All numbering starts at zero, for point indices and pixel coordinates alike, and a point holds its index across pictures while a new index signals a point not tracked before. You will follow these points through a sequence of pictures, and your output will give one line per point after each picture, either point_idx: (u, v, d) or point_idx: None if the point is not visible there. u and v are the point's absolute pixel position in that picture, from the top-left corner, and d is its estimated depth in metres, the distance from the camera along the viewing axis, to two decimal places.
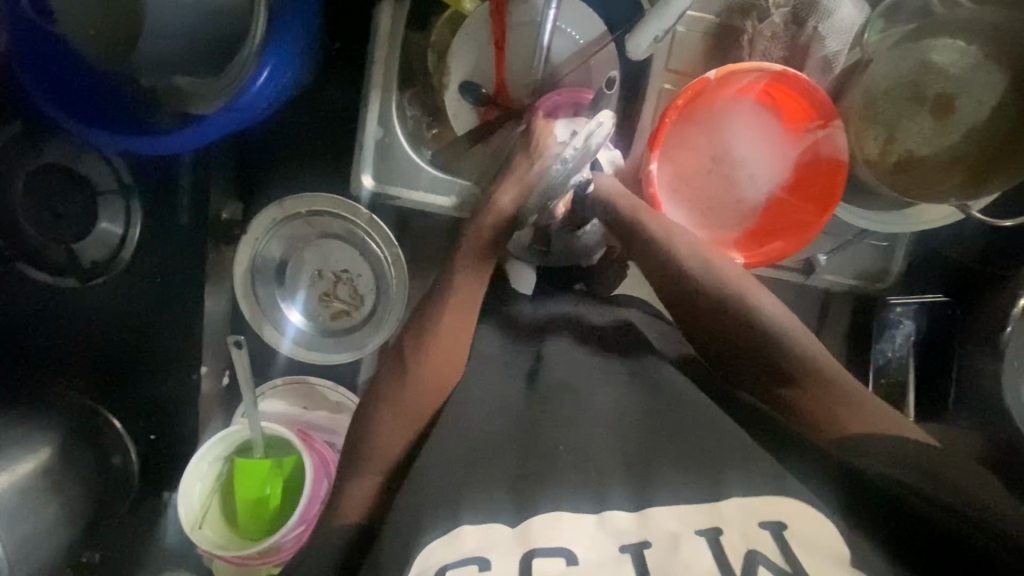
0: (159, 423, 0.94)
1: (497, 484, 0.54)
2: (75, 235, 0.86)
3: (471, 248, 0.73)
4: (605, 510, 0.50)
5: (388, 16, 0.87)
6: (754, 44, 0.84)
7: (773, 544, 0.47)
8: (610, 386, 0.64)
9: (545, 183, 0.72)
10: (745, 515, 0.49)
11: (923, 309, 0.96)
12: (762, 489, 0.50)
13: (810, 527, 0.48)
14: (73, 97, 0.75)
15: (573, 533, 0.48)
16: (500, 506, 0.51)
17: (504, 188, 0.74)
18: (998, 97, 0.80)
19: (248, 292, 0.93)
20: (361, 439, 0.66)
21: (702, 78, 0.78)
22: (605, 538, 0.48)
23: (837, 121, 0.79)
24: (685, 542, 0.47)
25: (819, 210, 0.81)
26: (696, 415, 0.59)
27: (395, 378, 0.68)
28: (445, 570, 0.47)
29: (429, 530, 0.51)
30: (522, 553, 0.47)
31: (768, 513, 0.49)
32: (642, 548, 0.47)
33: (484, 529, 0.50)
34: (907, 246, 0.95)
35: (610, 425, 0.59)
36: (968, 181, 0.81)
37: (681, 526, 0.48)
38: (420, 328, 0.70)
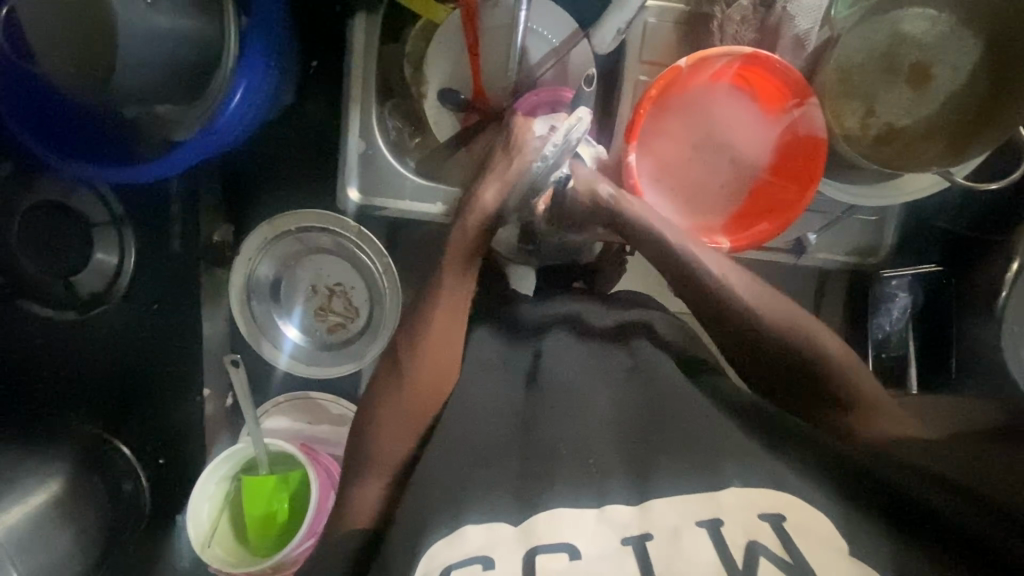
0: (168, 446, 0.96)
1: (501, 483, 0.54)
2: (71, 268, 0.87)
3: (453, 249, 0.70)
4: (607, 503, 0.50)
5: (362, 31, 0.89)
6: (724, 29, 0.84)
7: (774, 538, 0.47)
8: (608, 385, 0.63)
9: (527, 184, 0.70)
10: (746, 506, 0.48)
11: (917, 281, 0.95)
12: (763, 483, 0.50)
13: (810, 520, 0.48)
14: (59, 133, 0.76)
15: (574, 529, 0.48)
16: (504, 504, 0.52)
17: (484, 191, 0.70)
18: (974, 63, 0.80)
19: (243, 311, 0.94)
20: (360, 448, 0.66)
21: (674, 66, 0.78)
22: (607, 530, 0.48)
23: (813, 98, 0.79)
24: (685, 535, 0.47)
25: (804, 186, 0.81)
26: (697, 410, 0.59)
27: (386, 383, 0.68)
28: (450, 568, 0.47)
29: (433, 532, 0.51)
30: (525, 550, 0.48)
31: (768, 506, 0.48)
32: (644, 541, 0.47)
33: (487, 528, 0.50)
34: (897, 218, 0.94)
35: (609, 421, 0.59)
36: (950, 147, 0.81)
37: (682, 519, 0.48)
38: (410, 333, 0.69)
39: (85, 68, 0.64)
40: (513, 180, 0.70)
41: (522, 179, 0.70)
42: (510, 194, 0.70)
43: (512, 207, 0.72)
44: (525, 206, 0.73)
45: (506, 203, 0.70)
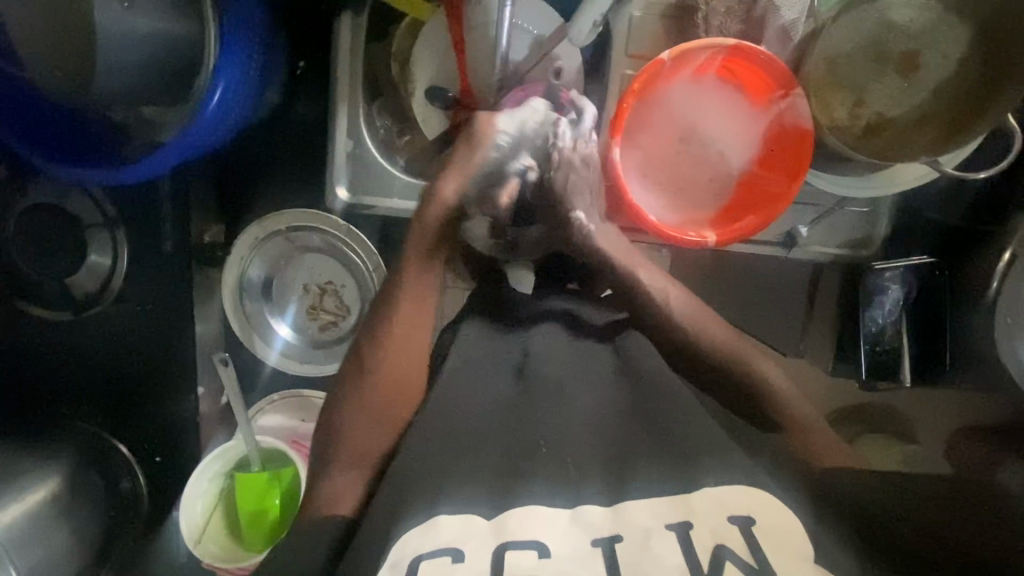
0: (163, 445, 0.98)
1: (478, 480, 0.53)
2: (66, 269, 0.88)
3: (418, 241, 0.72)
4: (581, 504, 0.50)
5: (348, 30, 0.89)
6: (709, 21, 0.84)
7: (742, 541, 0.46)
8: (593, 384, 0.63)
9: (489, 174, 0.74)
10: (717, 510, 0.48)
11: (910, 273, 0.93)
12: (735, 479, 0.50)
13: (781, 523, 0.48)
14: (48, 136, 0.77)
15: (546, 527, 0.48)
16: (478, 498, 0.51)
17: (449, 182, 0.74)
18: (964, 50, 0.79)
19: (236, 310, 0.95)
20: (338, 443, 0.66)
21: (656, 60, 0.77)
22: (578, 532, 0.48)
23: (798, 89, 0.78)
24: (656, 538, 0.47)
25: (789, 178, 0.81)
26: (679, 408, 0.59)
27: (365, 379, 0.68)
28: (419, 560, 0.47)
29: (410, 517, 0.51)
30: (496, 546, 0.47)
31: (741, 509, 0.48)
32: (614, 542, 0.47)
33: (461, 520, 0.49)
34: (890, 209, 0.93)
35: (589, 416, 0.59)
36: (940, 137, 0.80)
37: (654, 522, 0.48)
38: (394, 331, 0.70)
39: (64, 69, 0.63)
40: (473, 171, 0.73)
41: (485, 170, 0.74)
42: (470, 185, 0.74)
43: (472, 198, 0.75)
44: (487, 198, 0.77)
45: (473, 193, 0.75)
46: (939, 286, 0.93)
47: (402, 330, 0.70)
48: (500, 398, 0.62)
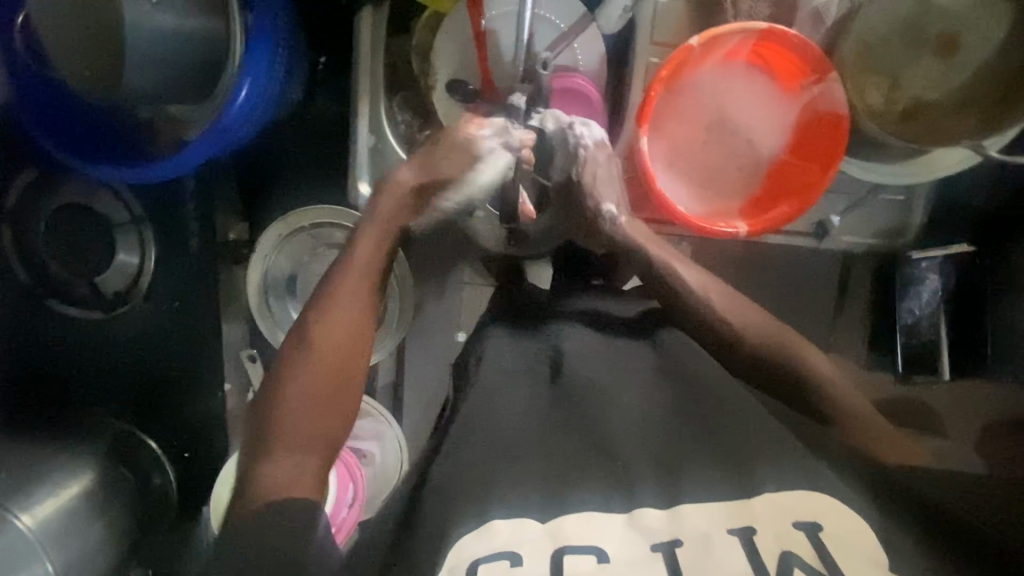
0: (191, 441, 0.99)
1: (529, 484, 0.51)
2: (95, 270, 0.89)
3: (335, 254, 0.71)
4: (636, 508, 0.49)
5: (369, 24, 0.88)
6: (737, 6, 0.81)
7: (811, 550, 0.45)
8: (638, 380, 0.62)
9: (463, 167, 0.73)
10: (779, 513, 0.47)
11: (948, 262, 0.90)
12: (801, 488, 0.49)
13: (850, 533, 0.46)
14: (74, 135, 0.77)
15: (604, 532, 0.47)
16: (529, 501, 0.50)
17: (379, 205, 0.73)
18: (1007, 31, 0.76)
19: (260, 307, 0.96)
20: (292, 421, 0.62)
21: (685, 45, 0.75)
22: (636, 537, 0.47)
23: (833, 73, 0.76)
24: (717, 542, 0.46)
25: (825, 165, 0.78)
26: (724, 405, 0.59)
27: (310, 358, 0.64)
28: (477, 566, 0.45)
29: (462, 523, 0.48)
30: (553, 550, 0.46)
31: (804, 514, 0.47)
32: (673, 546, 0.46)
33: (516, 521, 0.48)
34: (926, 197, 0.90)
35: (638, 417, 0.57)
36: (980, 121, 0.77)
37: (713, 526, 0.47)
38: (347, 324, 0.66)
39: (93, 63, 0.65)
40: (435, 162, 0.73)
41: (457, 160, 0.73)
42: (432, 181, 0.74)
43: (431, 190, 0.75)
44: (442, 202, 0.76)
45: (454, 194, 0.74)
46: (977, 274, 0.90)
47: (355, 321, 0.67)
48: (539, 397, 0.61)
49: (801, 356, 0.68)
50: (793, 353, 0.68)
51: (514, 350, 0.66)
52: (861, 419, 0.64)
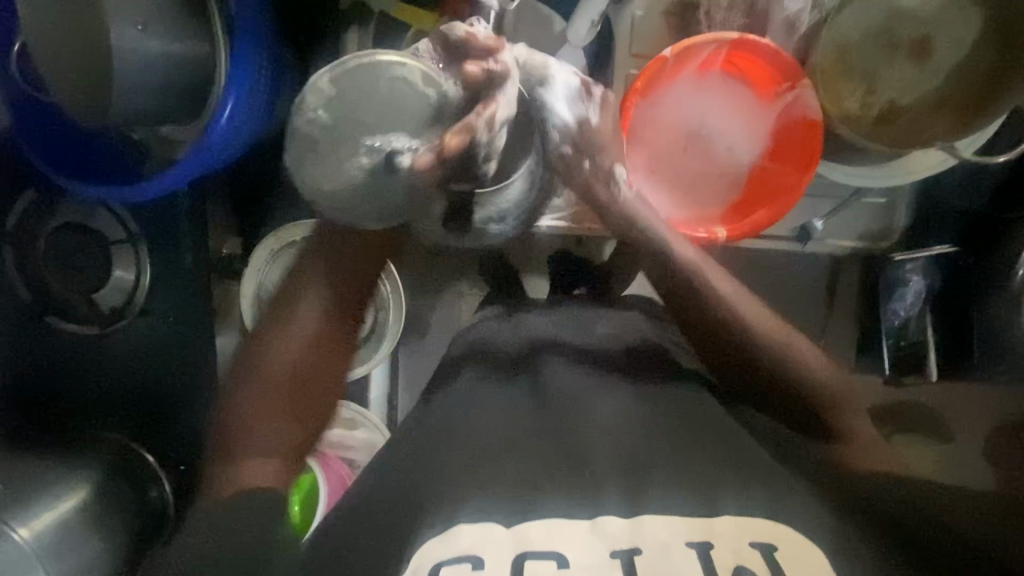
0: (187, 453, 0.97)
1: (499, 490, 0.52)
2: (94, 286, 0.92)
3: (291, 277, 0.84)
4: (600, 515, 0.50)
5: (356, 43, 0.91)
6: (712, 16, 0.83)
7: (761, 563, 0.47)
8: (613, 391, 0.63)
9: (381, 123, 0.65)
10: (737, 533, 0.49)
11: (933, 262, 0.91)
12: (762, 515, 0.50)
13: (802, 553, 0.48)
14: (71, 158, 0.81)
15: (568, 537, 0.48)
16: (496, 505, 0.51)
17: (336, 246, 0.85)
18: (977, 33, 0.77)
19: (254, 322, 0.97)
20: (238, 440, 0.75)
21: (659, 57, 0.76)
22: (597, 542, 0.48)
23: (805, 79, 0.77)
24: (675, 552, 0.47)
25: (801, 170, 0.79)
26: (695, 423, 0.61)
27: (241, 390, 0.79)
28: (439, 567, 0.46)
29: (427, 528, 0.49)
30: (514, 554, 0.47)
31: (761, 535, 0.49)
32: (633, 554, 0.47)
33: (480, 527, 0.49)
34: (908, 198, 0.92)
35: (615, 434, 0.58)
36: (955, 122, 0.78)
37: (672, 536, 0.48)
38: (285, 344, 0.80)
39: (81, 86, 0.68)
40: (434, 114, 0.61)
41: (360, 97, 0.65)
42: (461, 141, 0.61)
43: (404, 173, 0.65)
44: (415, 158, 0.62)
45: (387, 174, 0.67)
46: (963, 275, 0.90)
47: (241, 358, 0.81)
48: (518, 406, 0.62)
49: (794, 357, 0.68)
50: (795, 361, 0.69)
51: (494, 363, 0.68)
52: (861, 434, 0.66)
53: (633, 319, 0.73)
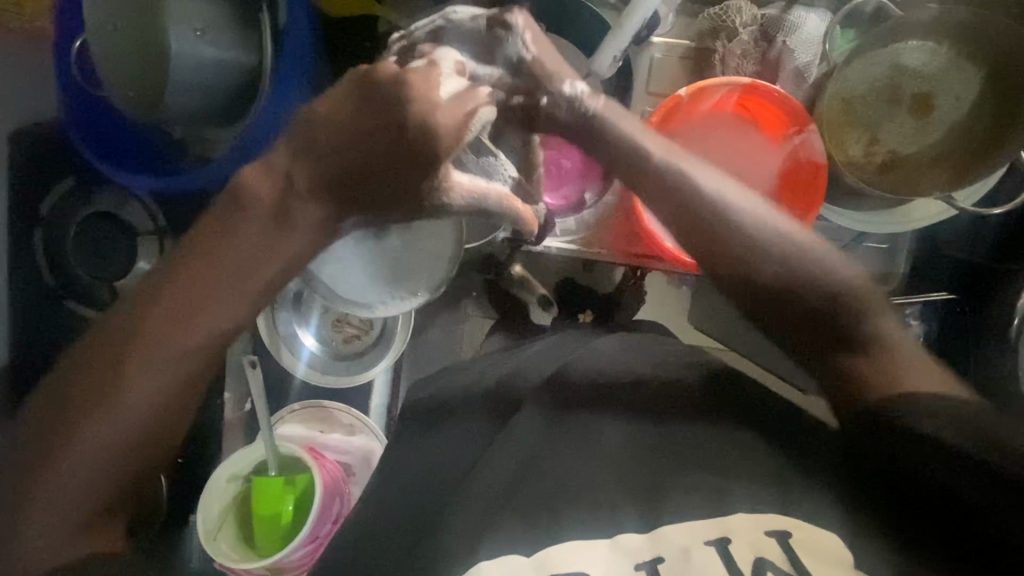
0: (190, 446, 1.00)
1: (519, 520, 0.56)
2: (117, 273, 0.95)
3: (229, 249, 0.56)
4: (618, 532, 0.54)
5: None
6: (726, 62, 0.89)
7: (781, 553, 0.50)
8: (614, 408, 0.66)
9: (337, 285, 0.85)
10: (752, 525, 0.52)
11: (930, 308, 0.94)
12: (771, 506, 0.53)
13: (819, 537, 0.51)
14: (113, 150, 0.85)
15: (589, 559, 0.52)
16: (514, 537, 0.55)
17: (215, 236, 0.56)
18: (976, 94, 0.82)
19: (267, 326, 0.98)
20: (55, 496, 0.53)
21: (674, 95, 0.82)
22: (620, 559, 0.52)
23: (812, 125, 0.82)
24: (696, 553, 0.51)
25: (804, 211, 0.84)
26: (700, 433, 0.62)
27: (88, 431, 0.53)
28: None
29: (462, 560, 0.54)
30: None
31: (779, 523, 0.52)
32: (656, 563, 0.51)
33: (499, 562, 0.53)
34: (910, 246, 0.95)
35: (619, 457, 0.61)
36: (953, 175, 0.82)
37: (691, 540, 0.52)
38: (160, 363, 0.54)
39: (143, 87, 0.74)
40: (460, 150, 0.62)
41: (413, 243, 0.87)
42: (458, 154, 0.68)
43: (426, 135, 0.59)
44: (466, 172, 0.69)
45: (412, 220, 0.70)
46: (961, 323, 0.92)
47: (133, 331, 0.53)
48: (526, 430, 0.65)
49: (785, 261, 0.63)
50: (783, 267, 0.63)
51: (503, 388, 0.73)
52: (862, 337, 0.61)
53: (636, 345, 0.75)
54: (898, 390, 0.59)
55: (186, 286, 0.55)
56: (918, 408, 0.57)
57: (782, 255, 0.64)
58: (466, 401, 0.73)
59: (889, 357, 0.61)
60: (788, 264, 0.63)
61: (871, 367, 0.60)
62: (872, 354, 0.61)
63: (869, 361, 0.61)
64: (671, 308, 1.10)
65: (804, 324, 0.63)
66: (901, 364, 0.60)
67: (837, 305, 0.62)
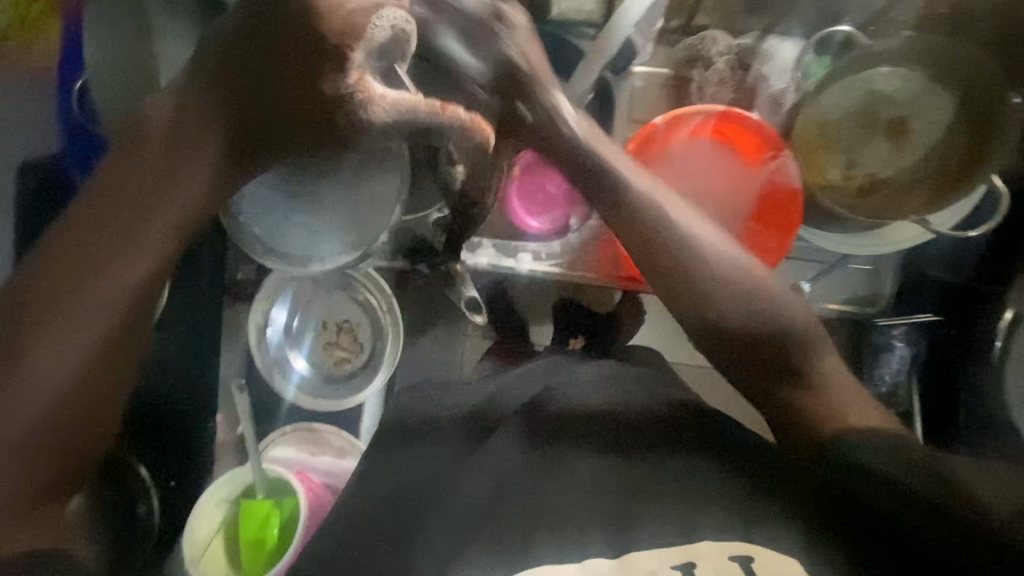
0: (181, 468, 1.00)
1: (491, 538, 0.57)
2: None
3: (168, 163, 0.64)
4: (588, 558, 0.55)
5: None
6: (703, 90, 0.91)
7: None
8: (587, 436, 0.67)
9: (268, 201, 0.77)
10: (718, 552, 0.55)
11: (916, 329, 0.94)
12: (734, 535, 0.56)
13: (777, 562, 0.55)
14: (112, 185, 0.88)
15: None
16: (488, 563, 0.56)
17: (140, 150, 0.63)
18: (950, 118, 0.84)
19: (261, 348, 1.02)
20: (20, 406, 0.60)
21: (650, 124, 0.84)
22: None
23: (787, 151, 0.84)
24: None
25: (783, 234, 0.85)
26: (666, 455, 0.65)
27: (66, 314, 0.60)
28: None
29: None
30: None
31: (739, 549, 0.55)
32: None
33: None
34: (894, 269, 0.95)
35: (586, 482, 0.62)
36: (933, 197, 0.82)
37: (658, 565, 0.54)
38: (140, 249, 0.63)
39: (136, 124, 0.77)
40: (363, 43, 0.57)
41: (365, 178, 0.75)
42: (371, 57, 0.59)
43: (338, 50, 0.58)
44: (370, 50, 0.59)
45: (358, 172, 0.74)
46: (947, 344, 0.92)
47: (116, 182, 0.63)
48: (501, 459, 0.64)
49: (747, 318, 0.70)
50: (731, 309, 0.70)
51: (485, 410, 0.75)
52: (799, 363, 0.70)
53: (614, 374, 0.76)
54: (843, 428, 0.65)
55: (147, 175, 0.63)
56: (858, 445, 0.64)
57: (741, 282, 0.70)
58: (448, 424, 0.75)
59: (823, 385, 0.69)
60: (746, 298, 0.70)
61: (817, 411, 0.67)
62: (814, 388, 0.69)
63: (811, 398, 0.68)
64: (662, 330, 1.10)
65: (758, 362, 0.70)
66: (839, 403, 0.68)
67: (785, 351, 0.70)
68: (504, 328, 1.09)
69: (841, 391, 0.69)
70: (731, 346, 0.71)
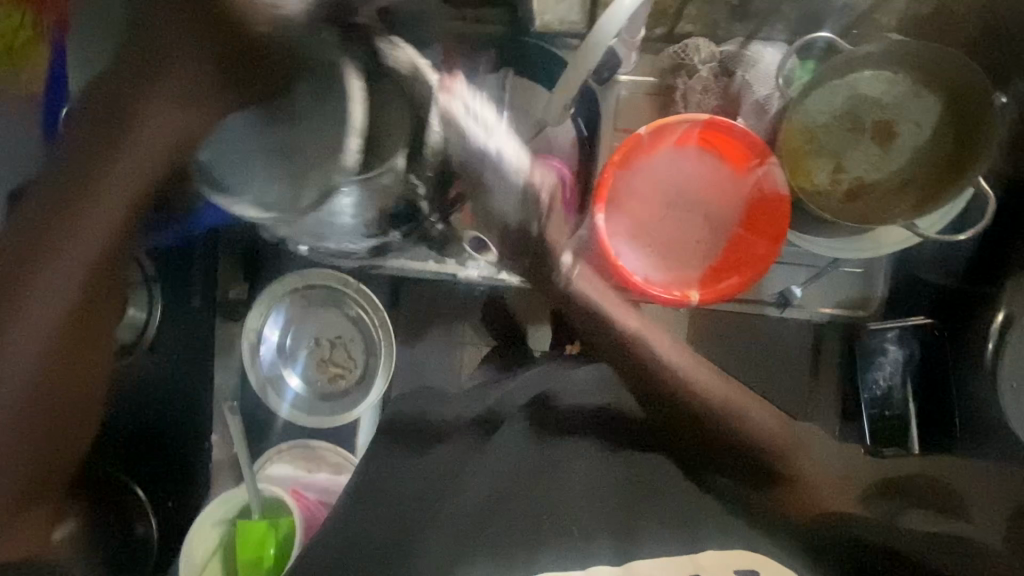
0: (178, 489, 1.00)
1: (501, 549, 0.62)
2: None
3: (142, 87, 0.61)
4: (592, 565, 0.60)
5: None
6: (687, 98, 0.92)
7: None
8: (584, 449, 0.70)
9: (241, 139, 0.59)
10: (721, 563, 0.60)
11: (907, 333, 0.92)
12: (736, 546, 0.61)
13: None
14: None
15: None
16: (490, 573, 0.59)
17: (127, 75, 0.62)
18: (935, 121, 0.83)
19: (255, 367, 1.01)
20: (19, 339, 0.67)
21: (634, 135, 0.84)
22: None
23: (772, 157, 0.84)
24: None
25: (770, 241, 0.85)
26: (668, 477, 0.68)
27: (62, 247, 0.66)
28: None
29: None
30: None
31: (742, 562, 0.60)
32: None
33: None
34: (886, 270, 0.94)
35: (589, 491, 0.67)
36: (919, 201, 0.82)
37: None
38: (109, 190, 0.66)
39: None
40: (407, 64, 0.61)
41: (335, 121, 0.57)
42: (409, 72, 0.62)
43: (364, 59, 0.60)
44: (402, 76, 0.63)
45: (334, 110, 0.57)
46: (938, 345, 0.92)
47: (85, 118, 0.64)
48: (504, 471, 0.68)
49: (732, 408, 0.78)
50: (721, 410, 0.77)
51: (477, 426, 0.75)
52: (771, 450, 0.77)
53: (607, 383, 0.78)
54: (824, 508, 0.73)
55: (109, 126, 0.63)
56: (850, 524, 0.72)
57: (715, 391, 0.79)
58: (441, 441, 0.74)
59: (793, 473, 0.76)
60: (725, 402, 0.78)
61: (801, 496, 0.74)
62: (789, 479, 0.75)
63: (789, 483, 0.75)
64: None
65: (736, 456, 0.75)
66: (812, 492, 0.75)
67: (764, 445, 0.77)
68: (504, 334, 1.09)
69: (812, 479, 0.77)
70: (721, 461, 0.74)
